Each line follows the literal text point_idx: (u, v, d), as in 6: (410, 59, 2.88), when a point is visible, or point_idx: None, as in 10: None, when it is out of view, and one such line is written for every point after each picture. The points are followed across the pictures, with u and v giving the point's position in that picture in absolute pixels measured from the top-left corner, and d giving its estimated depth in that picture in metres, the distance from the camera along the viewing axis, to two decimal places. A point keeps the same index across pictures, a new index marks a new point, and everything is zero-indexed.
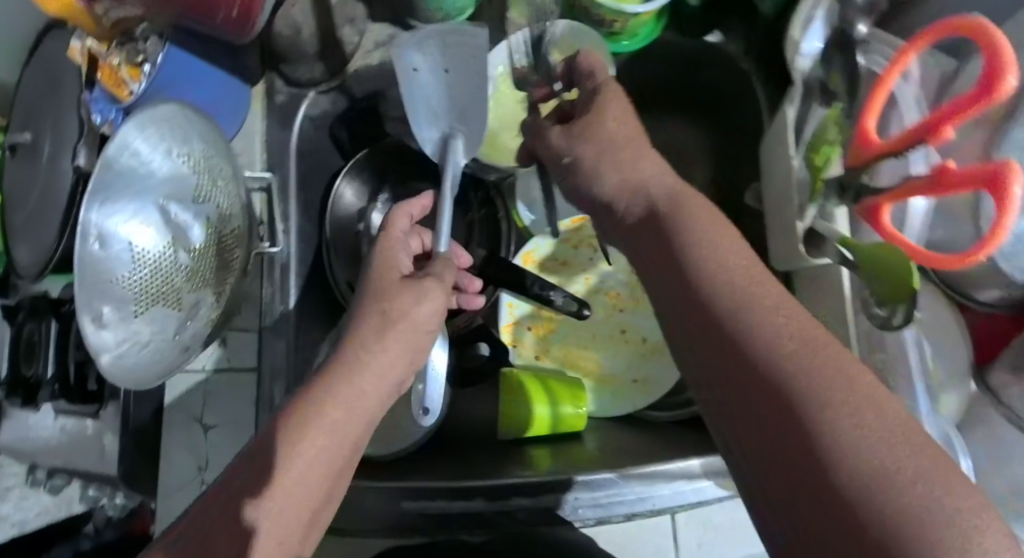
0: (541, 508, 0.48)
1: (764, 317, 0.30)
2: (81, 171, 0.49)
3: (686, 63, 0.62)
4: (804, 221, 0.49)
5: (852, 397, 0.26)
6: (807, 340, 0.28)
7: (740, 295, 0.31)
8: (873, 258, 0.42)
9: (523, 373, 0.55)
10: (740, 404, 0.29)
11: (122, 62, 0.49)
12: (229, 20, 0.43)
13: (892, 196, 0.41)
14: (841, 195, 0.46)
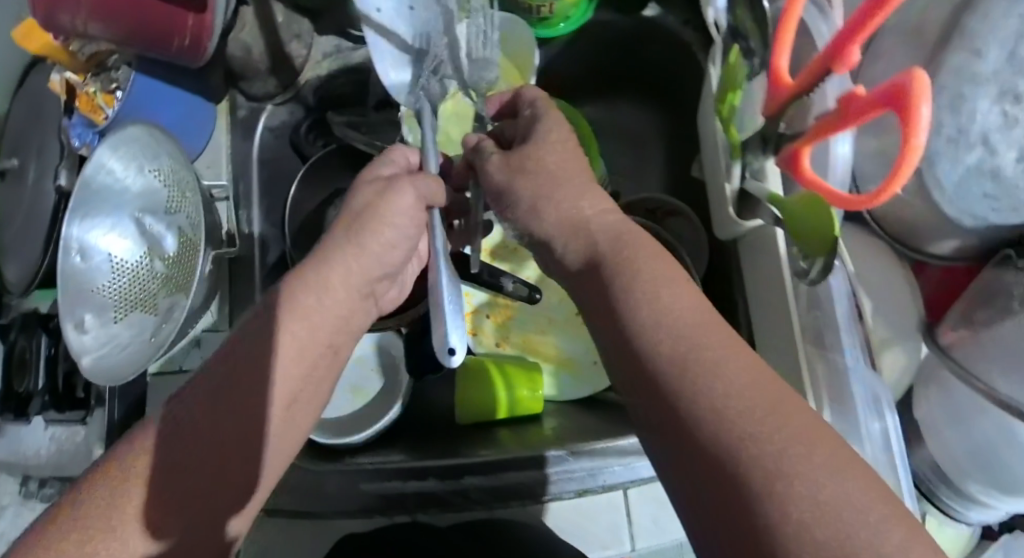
0: (490, 485, 0.52)
1: (722, 409, 0.27)
2: (62, 190, 0.54)
3: (624, 41, 0.61)
4: (734, 183, 0.48)
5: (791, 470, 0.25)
6: (759, 417, 0.27)
7: (712, 397, 0.28)
8: (800, 214, 0.41)
9: (484, 359, 0.58)
10: (686, 469, 0.28)
11: (96, 90, 0.54)
12: (183, 48, 0.50)
13: (807, 140, 0.41)
14: (764, 146, 0.46)
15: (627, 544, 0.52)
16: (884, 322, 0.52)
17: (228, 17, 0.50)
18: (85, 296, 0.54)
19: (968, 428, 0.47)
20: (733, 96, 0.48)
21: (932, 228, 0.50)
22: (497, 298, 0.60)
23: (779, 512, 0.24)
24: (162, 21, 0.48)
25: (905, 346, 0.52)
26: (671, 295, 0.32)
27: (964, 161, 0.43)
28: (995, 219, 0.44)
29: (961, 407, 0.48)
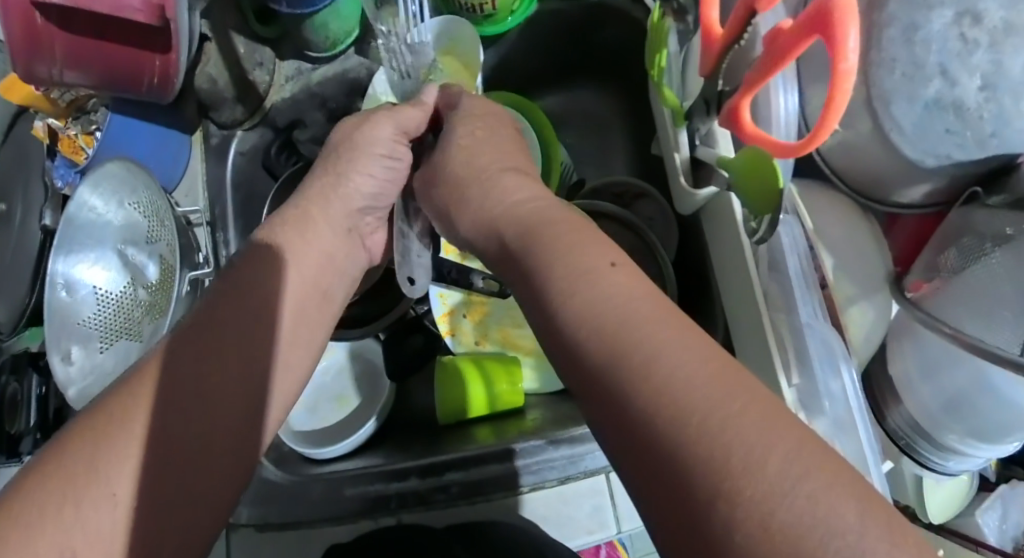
0: (470, 478, 0.53)
1: (697, 392, 0.23)
2: (48, 229, 0.57)
3: (573, 28, 0.55)
4: (682, 152, 0.44)
5: (776, 463, 0.21)
6: (737, 402, 0.23)
7: (680, 376, 0.24)
8: (745, 173, 0.39)
9: (459, 359, 0.57)
10: (647, 460, 0.24)
11: (78, 132, 0.58)
12: (154, 86, 0.53)
13: (743, 91, 0.38)
14: (708, 110, 0.43)
15: (614, 528, 0.51)
16: (845, 275, 0.48)
17: (194, 53, 0.53)
18: (70, 329, 0.55)
19: (941, 378, 0.43)
20: (660, 58, 0.43)
21: (896, 177, 0.46)
22: (472, 296, 0.59)
23: (733, 515, 0.20)
24: (131, 63, 0.51)
25: (872, 301, 0.48)
26: (611, 285, 0.29)
27: (922, 96, 0.39)
28: (959, 155, 0.41)
29: (939, 356, 0.43)
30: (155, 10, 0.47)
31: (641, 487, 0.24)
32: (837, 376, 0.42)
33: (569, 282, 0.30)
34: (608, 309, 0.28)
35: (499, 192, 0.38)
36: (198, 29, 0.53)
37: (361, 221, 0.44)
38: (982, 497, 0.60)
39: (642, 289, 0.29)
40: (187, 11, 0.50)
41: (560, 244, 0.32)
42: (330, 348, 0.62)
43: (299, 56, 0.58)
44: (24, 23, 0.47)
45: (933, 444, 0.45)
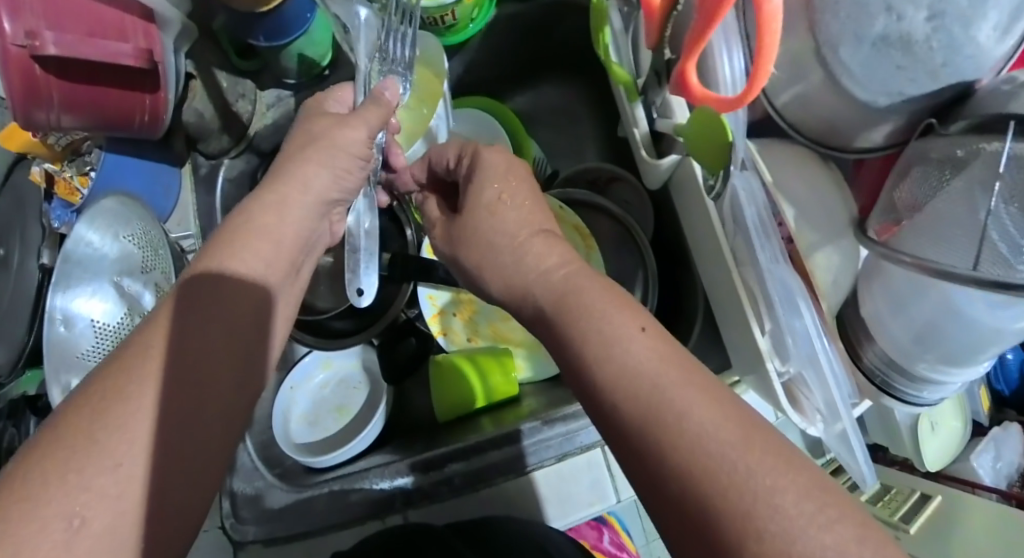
0: (472, 468, 0.53)
1: (732, 449, 0.27)
2: (45, 267, 0.59)
3: (529, 28, 0.59)
4: (642, 127, 0.47)
5: (799, 504, 0.25)
6: (766, 458, 0.27)
7: (717, 437, 0.27)
8: (697, 137, 0.40)
9: (454, 356, 0.59)
10: (681, 504, 0.27)
11: (73, 174, 0.60)
12: (145, 123, 0.56)
13: (687, 56, 0.38)
14: (660, 82, 0.45)
15: (613, 497, 0.53)
16: (806, 224, 0.46)
17: (180, 91, 0.57)
18: (71, 362, 0.56)
19: (910, 311, 0.45)
20: (604, 35, 0.44)
21: (855, 122, 0.44)
22: (460, 295, 0.62)
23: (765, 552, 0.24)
24: (122, 104, 0.54)
25: (839, 247, 0.47)
26: (642, 352, 0.31)
27: (868, 35, 0.36)
28: (912, 90, 0.39)
29: (905, 291, 0.45)
30: (145, 54, 0.51)
31: (673, 523, 0.28)
32: (799, 315, 0.42)
33: (606, 349, 0.32)
34: (648, 382, 0.30)
35: (522, 243, 0.39)
36: (183, 68, 0.57)
37: (333, 209, 0.45)
38: (977, 441, 0.66)
39: (671, 357, 0.31)
40: (173, 53, 0.55)
41: (595, 314, 0.34)
42: (325, 364, 0.63)
43: (277, 83, 0.63)
44: (23, 77, 0.48)
45: (908, 376, 0.47)
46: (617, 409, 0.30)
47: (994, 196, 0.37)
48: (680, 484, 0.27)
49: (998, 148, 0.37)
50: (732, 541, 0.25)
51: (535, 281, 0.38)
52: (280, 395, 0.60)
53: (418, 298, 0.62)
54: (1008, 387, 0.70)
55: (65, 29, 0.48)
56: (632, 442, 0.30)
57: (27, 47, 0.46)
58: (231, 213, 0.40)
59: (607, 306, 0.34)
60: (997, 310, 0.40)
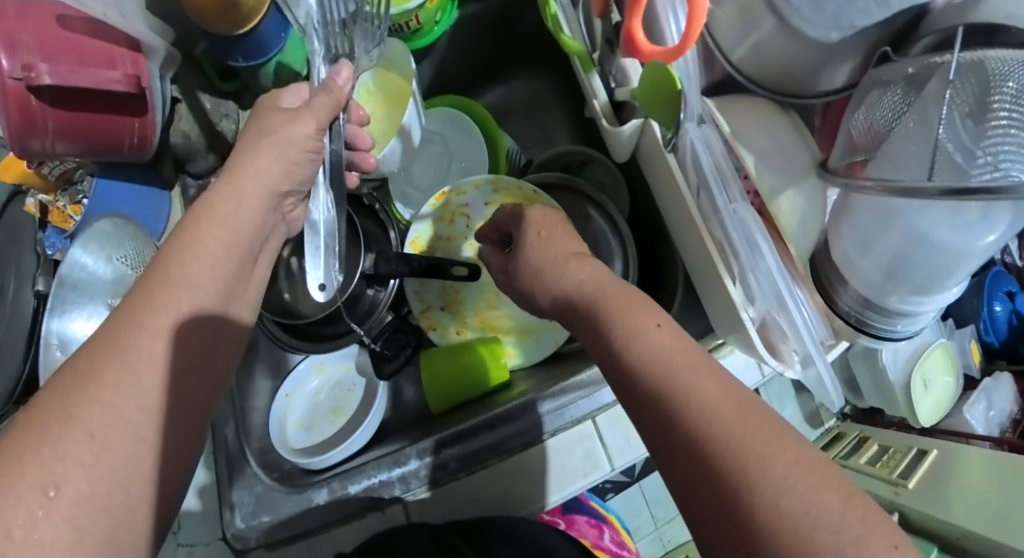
0: (467, 452, 0.53)
1: (736, 423, 0.27)
2: (41, 293, 0.60)
3: (492, 26, 0.62)
4: (601, 97, 0.49)
5: (793, 468, 0.25)
6: (769, 431, 0.27)
7: (722, 409, 0.28)
8: (652, 95, 0.43)
9: (444, 348, 0.60)
10: (687, 472, 0.28)
11: (66, 203, 0.62)
12: (134, 146, 0.59)
13: (631, 15, 0.41)
14: (612, 50, 0.48)
15: (607, 467, 0.53)
16: (768, 167, 0.48)
17: (167, 113, 0.60)
18: None
19: (877, 248, 0.48)
20: (552, 7, 0.46)
21: (811, 73, 0.48)
22: (446, 287, 0.63)
23: (762, 521, 0.24)
24: (112, 130, 0.57)
25: (801, 188, 0.48)
26: (658, 332, 0.32)
27: None
28: (861, 21, 0.43)
29: (871, 229, 0.48)
30: (132, 80, 0.54)
31: (681, 492, 0.28)
32: (762, 256, 0.43)
33: (623, 340, 0.32)
34: (658, 366, 0.30)
35: (556, 257, 0.41)
36: (169, 93, 0.60)
37: (283, 200, 0.48)
38: (969, 394, 0.66)
39: (686, 340, 0.32)
40: (158, 79, 0.58)
41: (615, 312, 0.34)
42: (317, 371, 0.64)
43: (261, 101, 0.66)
44: (20, 107, 0.51)
45: (882, 311, 0.51)
46: (635, 394, 0.31)
47: (946, 106, 0.40)
48: (687, 459, 0.28)
49: (949, 61, 0.40)
50: (730, 501, 0.25)
51: (553, 279, 0.40)
52: (275, 403, 0.61)
53: (405, 296, 0.63)
54: (996, 338, 0.71)
55: (59, 61, 0.51)
56: (644, 414, 0.31)
57: (24, 79, 0.50)
58: (195, 205, 0.43)
59: (627, 304, 0.35)
60: (961, 231, 0.44)
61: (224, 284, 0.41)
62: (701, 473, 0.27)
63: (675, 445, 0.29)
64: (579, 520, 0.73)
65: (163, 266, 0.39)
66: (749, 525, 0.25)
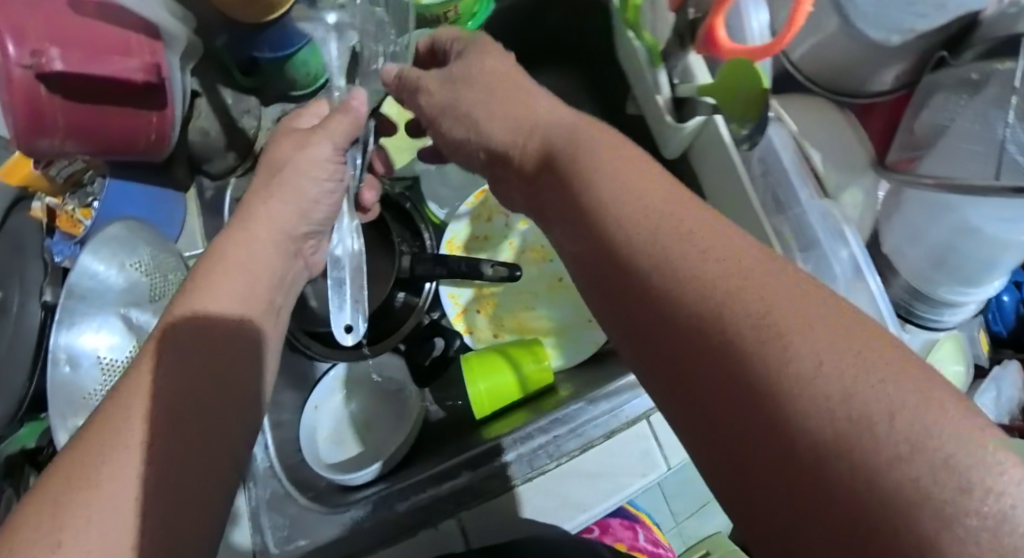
0: (522, 458, 0.51)
1: (760, 305, 0.23)
2: (49, 305, 0.56)
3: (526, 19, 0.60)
4: (665, 92, 0.47)
5: (848, 358, 0.21)
6: (807, 313, 0.22)
7: (740, 290, 0.24)
8: (722, 90, 0.43)
9: (482, 350, 0.57)
10: (699, 371, 0.24)
11: (75, 207, 0.59)
12: (150, 144, 0.55)
13: (717, 10, 0.42)
14: (682, 45, 0.47)
15: (664, 466, 0.52)
16: (831, 164, 0.50)
17: (187, 108, 0.56)
18: (76, 404, 0.54)
19: (924, 241, 0.48)
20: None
21: (868, 69, 0.50)
22: (481, 290, 0.61)
23: (802, 417, 0.20)
24: (128, 126, 0.53)
25: (861, 186, 0.51)
26: (654, 208, 0.28)
27: None
28: (920, 26, 0.45)
29: (920, 221, 0.48)
30: (153, 68, 0.51)
31: (689, 396, 0.24)
32: (843, 243, 0.44)
33: (606, 198, 0.29)
34: (651, 217, 0.28)
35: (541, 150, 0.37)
36: (189, 86, 0.56)
37: (304, 243, 0.45)
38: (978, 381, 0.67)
39: (685, 210, 0.28)
40: (179, 71, 0.54)
41: (598, 168, 0.31)
42: (344, 384, 0.60)
43: (281, 98, 0.62)
44: (27, 97, 0.47)
45: (931, 299, 0.51)
46: (615, 254, 0.28)
47: (1010, 113, 0.42)
48: (672, 315, 0.25)
49: (1011, 69, 0.42)
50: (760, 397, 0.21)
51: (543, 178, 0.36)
52: (304, 415, 0.58)
53: (439, 299, 0.61)
54: (1004, 330, 0.69)
55: (72, 49, 0.47)
56: (638, 306, 0.27)
57: (33, 67, 0.46)
58: (242, 212, 0.42)
59: (617, 161, 0.31)
60: (1008, 225, 0.43)
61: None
62: (688, 328, 0.24)
63: (659, 308, 0.26)
64: (612, 523, 0.71)
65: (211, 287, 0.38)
66: (785, 425, 0.20)
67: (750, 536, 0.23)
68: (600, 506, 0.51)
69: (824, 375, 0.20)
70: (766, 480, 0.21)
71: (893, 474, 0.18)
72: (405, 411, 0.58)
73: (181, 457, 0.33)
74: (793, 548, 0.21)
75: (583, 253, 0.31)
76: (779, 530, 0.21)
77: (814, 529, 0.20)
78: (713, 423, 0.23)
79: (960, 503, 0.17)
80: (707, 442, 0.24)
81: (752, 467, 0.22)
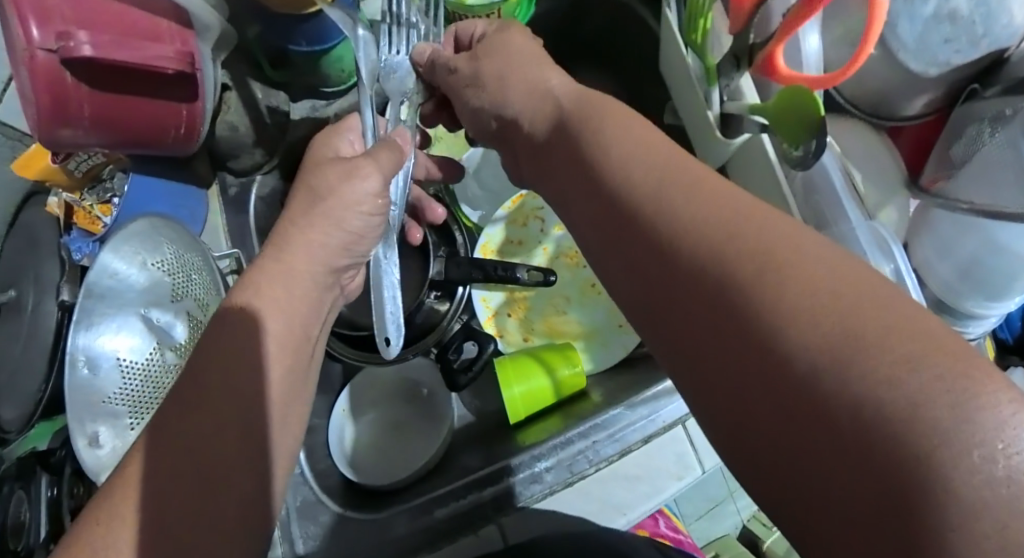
0: (562, 463, 0.51)
1: (775, 265, 0.25)
2: (66, 305, 0.53)
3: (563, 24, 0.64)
4: (714, 109, 0.50)
5: (870, 312, 0.22)
6: (830, 272, 0.24)
7: (753, 251, 0.25)
8: (780, 112, 0.44)
9: (516, 353, 0.58)
10: (712, 328, 0.26)
11: (93, 202, 0.57)
12: (179, 137, 0.53)
13: (778, 38, 0.43)
14: (738, 66, 0.48)
15: (699, 469, 0.53)
16: (870, 184, 0.53)
17: (216, 102, 0.54)
18: (96, 410, 0.52)
19: (955, 253, 0.49)
20: (704, 21, 0.47)
21: (901, 90, 0.52)
22: (513, 294, 0.62)
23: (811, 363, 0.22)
24: (158, 118, 0.51)
25: (895, 203, 0.54)
26: (671, 180, 0.30)
27: (921, 14, 0.45)
28: (958, 59, 0.47)
29: (951, 234, 0.49)
30: (186, 57, 0.48)
31: (700, 352, 0.26)
32: (889, 259, 0.45)
33: (622, 168, 0.32)
34: (667, 190, 0.30)
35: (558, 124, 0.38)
36: (220, 78, 0.54)
37: (344, 274, 0.42)
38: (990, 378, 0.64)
39: (705, 182, 0.29)
40: (210, 62, 0.52)
41: (615, 140, 0.33)
42: (369, 389, 0.60)
43: (311, 93, 0.61)
44: (52, 86, 0.44)
45: (955, 312, 0.52)
46: (631, 223, 0.30)
47: None
48: (686, 275, 0.27)
49: None
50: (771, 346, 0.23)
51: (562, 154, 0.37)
52: (333, 417, 0.57)
53: (471, 302, 0.61)
54: (1011, 334, 0.67)
55: (99, 33, 0.44)
56: (652, 269, 0.29)
57: (57, 51, 0.43)
58: (284, 219, 0.40)
59: (634, 134, 0.33)
60: None
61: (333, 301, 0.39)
62: (695, 285, 0.26)
63: (674, 271, 0.28)
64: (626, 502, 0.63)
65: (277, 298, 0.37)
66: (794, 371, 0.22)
67: (750, 478, 0.25)
68: (638, 509, 0.52)
69: (823, 321, 0.22)
70: (767, 419, 0.23)
71: (889, 403, 0.20)
72: (437, 416, 0.58)
73: (252, 467, 0.33)
74: (796, 484, 0.22)
75: (602, 226, 0.33)
76: (778, 465, 0.23)
77: (812, 461, 0.22)
78: (721, 376, 0.25)
79: (964, 431, 0.19)
80: (710, 391, 0.26)
81: (761, 414, 0.23)
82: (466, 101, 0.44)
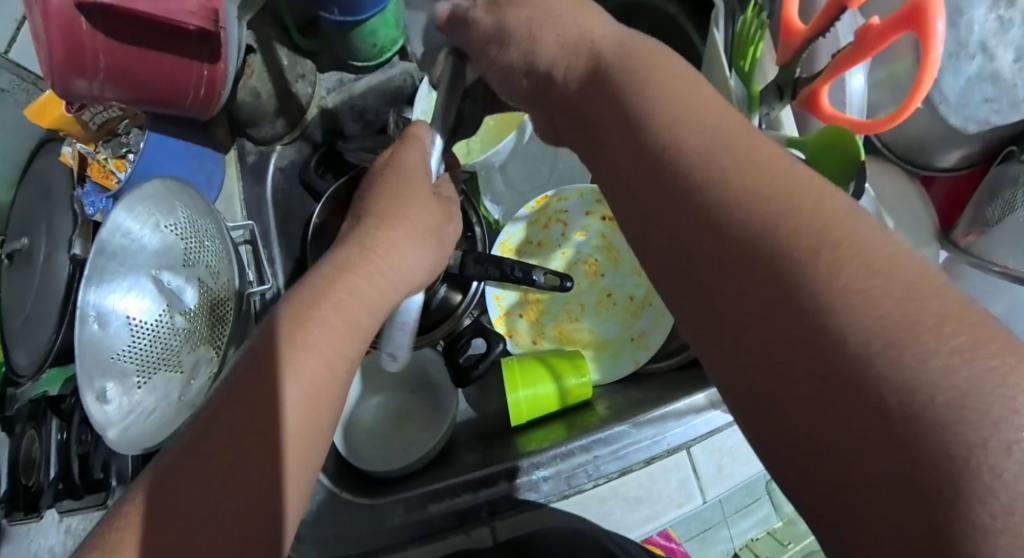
0: (562, 473, 0.52)
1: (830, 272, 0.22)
2: (77, 259, 0.52)
3: None
4: None
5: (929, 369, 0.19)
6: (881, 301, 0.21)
7: (818, 242, 0.23)
8: (818, 149, 0.42)
9: (524, 356, 0.57)
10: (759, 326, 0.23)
11: (108, 156, 0.55)
12: (198, 99, 0.51)
13: (826, 77, 0.43)
14: (780, 96, 0.46)
15: (699, 498, 0.52)
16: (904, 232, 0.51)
17: (239, 64, 0.51)
18: (104, 365, 0.50)
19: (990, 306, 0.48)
20: (755, 50, 0.45)
21: (939, 141, 0.51)
22: (528, 295, 0.61)
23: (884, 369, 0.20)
24: (178, 77, 0.48)
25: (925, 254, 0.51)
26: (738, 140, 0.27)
27: (965, 71, 0.47)
28: (996, 120, 0.48)
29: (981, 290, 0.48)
30: (209, 13, 0.45)
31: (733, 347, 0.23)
32: None
33: None
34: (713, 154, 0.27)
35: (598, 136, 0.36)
36: (245, 40, 0.52)
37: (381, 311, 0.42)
38: None
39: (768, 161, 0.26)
40: (235, 21, 0.49)
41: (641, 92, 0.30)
42: (376, 376, 0.60)
43: (339, 66, 0.60)
44: (65, 27, 0.42)
45: None
46: None
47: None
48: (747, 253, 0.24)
49: None
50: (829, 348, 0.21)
51: None
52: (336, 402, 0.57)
53: (484, 299, 0.61)
54: None
55: None
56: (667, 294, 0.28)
57: None
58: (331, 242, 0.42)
59: (671, 101, 0.30)
60: None
61: (360, 315, 0.38)
62: (728, 256, 0.24)
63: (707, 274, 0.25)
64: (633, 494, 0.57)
65: (297, 305, 0.36)
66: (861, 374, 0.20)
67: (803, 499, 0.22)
68: (636, 530, 0.51)
69: (856, 341, 0.20)
70: (820, 425, 0.21)
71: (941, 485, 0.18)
72: (443, 409, 0.58)
73: (253, 474, 0.32)
74: (851, 504, 0.20)
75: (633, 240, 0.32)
76: (839, 476, 0.20)
77: (846, 471, 0.20)
78: (767, 378, 0.22)
79: None
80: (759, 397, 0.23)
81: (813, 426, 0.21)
82: (490, 50, 0.40)
